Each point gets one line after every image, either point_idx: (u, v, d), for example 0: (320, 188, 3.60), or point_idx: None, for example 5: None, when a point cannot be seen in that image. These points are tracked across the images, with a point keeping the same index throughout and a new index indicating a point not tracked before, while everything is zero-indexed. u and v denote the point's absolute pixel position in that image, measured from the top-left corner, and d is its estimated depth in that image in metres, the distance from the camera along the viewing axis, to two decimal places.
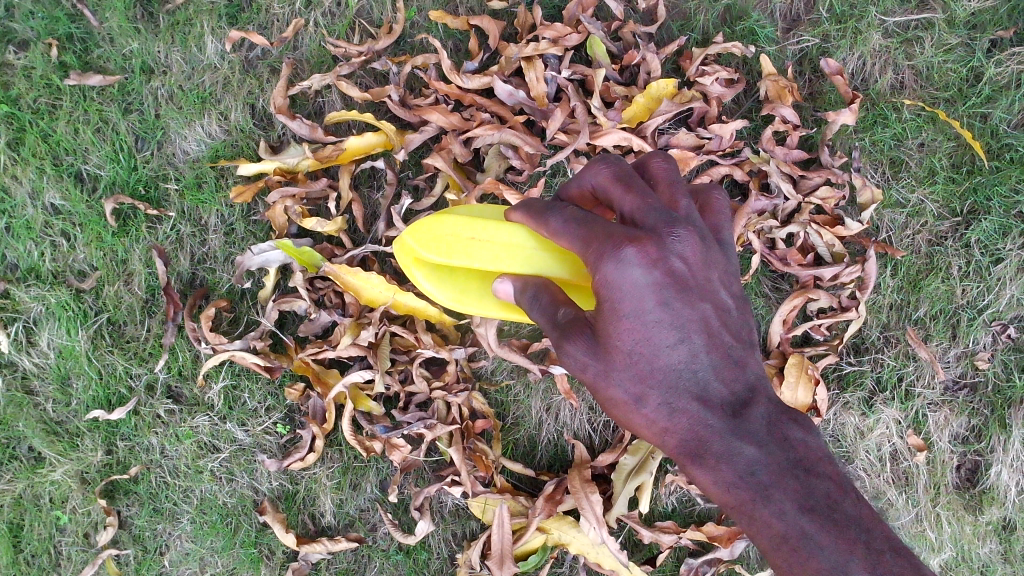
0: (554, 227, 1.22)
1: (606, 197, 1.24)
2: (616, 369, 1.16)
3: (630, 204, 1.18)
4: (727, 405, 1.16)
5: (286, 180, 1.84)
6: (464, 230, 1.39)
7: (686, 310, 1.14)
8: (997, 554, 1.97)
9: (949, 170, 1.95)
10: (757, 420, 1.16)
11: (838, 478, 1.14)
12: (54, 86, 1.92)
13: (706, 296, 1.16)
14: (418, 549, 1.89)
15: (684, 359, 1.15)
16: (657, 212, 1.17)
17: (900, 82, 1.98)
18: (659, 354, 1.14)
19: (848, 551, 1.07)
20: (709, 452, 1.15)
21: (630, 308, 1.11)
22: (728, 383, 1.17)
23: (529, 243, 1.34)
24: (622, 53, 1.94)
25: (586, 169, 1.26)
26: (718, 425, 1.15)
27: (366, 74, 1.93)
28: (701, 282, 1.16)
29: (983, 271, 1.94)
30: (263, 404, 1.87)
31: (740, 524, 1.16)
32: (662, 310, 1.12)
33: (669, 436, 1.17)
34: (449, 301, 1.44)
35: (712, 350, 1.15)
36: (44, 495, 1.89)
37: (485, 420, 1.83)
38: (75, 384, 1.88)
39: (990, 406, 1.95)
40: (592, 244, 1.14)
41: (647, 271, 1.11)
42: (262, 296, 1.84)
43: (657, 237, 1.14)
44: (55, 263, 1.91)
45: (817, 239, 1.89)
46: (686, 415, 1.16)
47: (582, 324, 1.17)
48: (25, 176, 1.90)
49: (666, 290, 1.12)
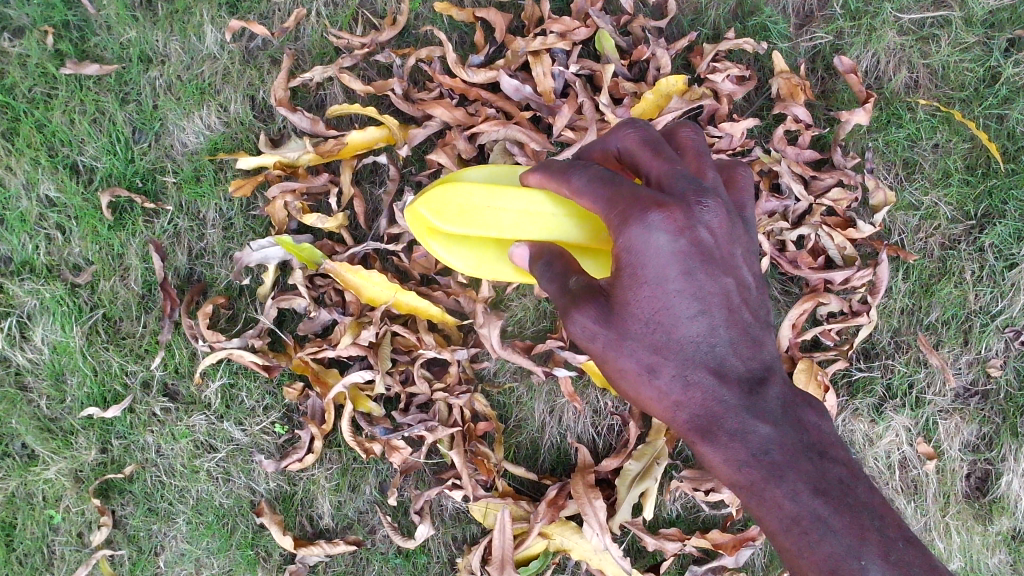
0: (575, 186, 1.20)
1: (631, 161, 1.23)
2: (629, 339, 1.14)
3: (657, 169, 1.17)
4: (743, 381, 1.15)
5: (286, 175, 1.80)
6: (479, 197, 1.36)
7: (708, 282, 1.13)
8: (1006, 565, 1.94)
9: (963, 172, 1.90)
10: (772, 400, 1.15)
11: (851, 465, 1.12)
12: (50, 75, 1.88)
13: (728, 270, 1.15)
14: (418, 552, 1.85)
15: (703, 332, 1.13)
16: (685, 180, 1.15)
17: (914, 81, 1.93)
18: (678, 325, 1.13)
19: (862, 538, 1.03)
20: (722, 428, 1.14)
21: (652, 276, 1.11)
22: (744, 360, 1.15)
23: (547, 208, 1.34)
24: (631, 48, 1.89)
25: (614, 132, 1.26)
26: (733, 401, 1.14)
27: (369, 66, 1.89)
28: (724, 256, 1.15)
29: (997, 277, 1.90)
30: (261, 403, 1.83)
31: (747, 505, 1.13)
32: (684, 280, 1.12)
33: (681, 410, 1.16)
34: (465, 268, 1.46)
35: (730, 325, 1.15)
36: (37, 494, 1.85)
37: (487, 422, 1.80)
38: (69, 380, 1.85)
39: (1002, 414, 1.92)
40: (615, 205, 1.13)
41: (673, 239, 1.10)
42: (260, 293, 1.80)
43: (686, 205, 1.13)
44: (50, 257, 1.86)
45: (829, 242, 1.85)
46: (700, 390, 1.15)
47: (594, 292, 1.16)
48: (20, 167, 1.86)
49: (690, 260, 1.12)
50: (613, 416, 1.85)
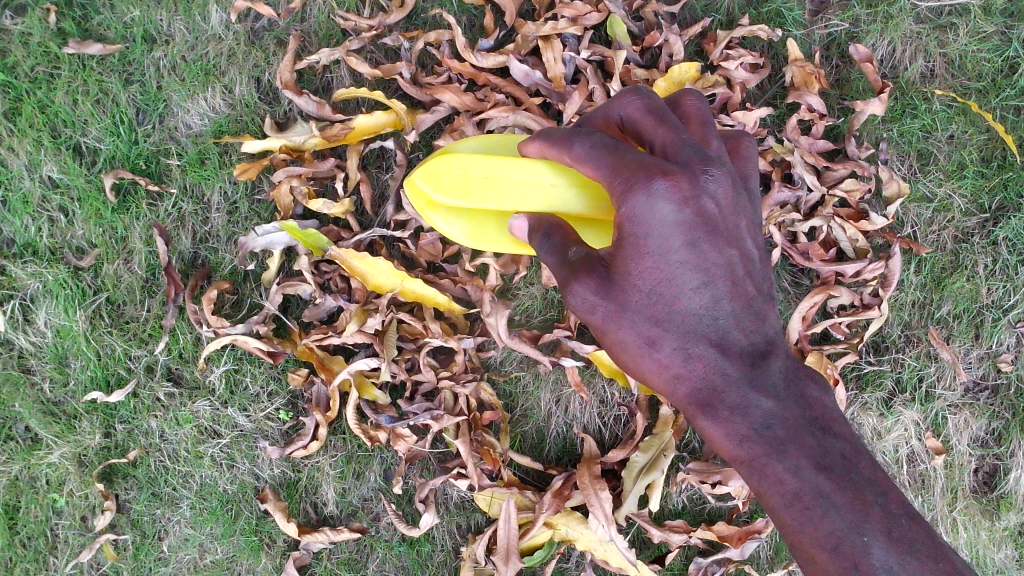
0: (577, 153, 1.17)
1: (635, 129, 1.21)
2: (629, 310, 1.14)
3: (661, 137, 1.15)
4: (746, 355, 1.15)
5: (292, 159, 1.77)
6: (477, 167, 1.34)
7: (712, 253, 1.12)
8: (1012, 560, 1.93)
9: (978, 165, 1.88)
10: (774, 373, 1.14)
11: (854, 441, 1.12)
12: (52, 54, 1.84)
13: (732, 241, 1.14)
14: (422, 541, 1.85)
15: (706, 304, 1.13)
16: (690, 148, 1.13)
17: (931, 70, 1.89)
18: (680, 296, 1.12)
19: (864, 514, 1.04)
20: (723, 402, 1.14)
21: (656, 246, 1.11)
22: (747, 333, 1.15)
23: (547, 178, 1.30)
24: (643, 33, 1.85)
25: (617, 99, 1.23)
26: (735, 374, 1.14)
27: (376, 49, 1.86)
28: (728, 226, 1.14)
29: (1010, 271, 1.88)
30: (266, 389, 1.82)
31: (747, 480, 1.15)
32: (688, 251, 1.11)
33: (681, 383, 1.17)
34: (464, 240, 1.43)
35: (734, 297, 1.14)
36: (40, 478, 1.85)
37: (493, 412, 1.78)
38: (72, 364, 1.83)
39: (1011, 409, 1.90)
40: (618, 174, 1.11)
41: (678, 209, 1.09)
42: (265, 279, 1.78)
43: (691, 174, 1.11)
44: (53, 239, 1.84)
45: (841, 233, 1.82)
46: (702, 363, 1.14)
47: (594, 262, 1.15)
48: (22, 149, 1.83)
49: (694, 231, 1.10)
50: (619, 407, 1.84)
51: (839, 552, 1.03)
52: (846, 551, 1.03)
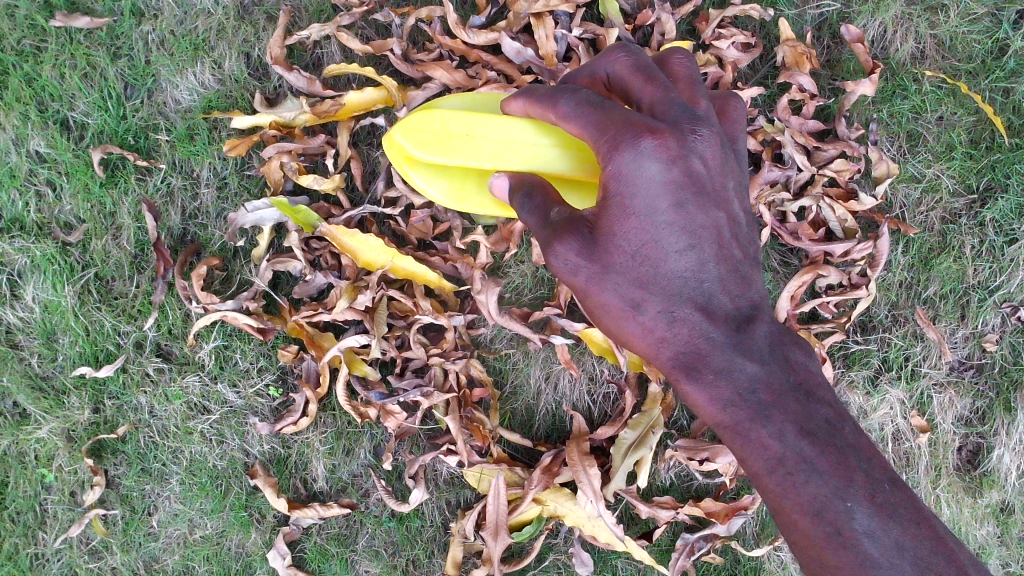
0: (562, 110, 1.17)
1: (621, 87, 1.22)
2: (613, 273, 1.15)
3: (649, 96, 1.17)
4: (732, 319, 1.16)
5: (282, 135, 1.77)
6: (457, 124, 1.34)
7: (698, 215, 1.13)
8: (993, 537, 1.95)
9: (967, 146, 1.89)
10: (760, 338, 1.17)
11: (837, 406, 1.14)
12: (39, 27, 1.82)
13: (719, 204, 1.15)
14: (412, 517, 1.86)
15: (691, 267, 1.14)
16: (678, 107, 1.14)
17: (921, 51, 1.90)
18: (665, 259, 1.14)
19: (847, 480, 1.06)
20: (707, 365, 1.16)
21: (642, 206, 1.11)
22: (733, 297, 1.17)
23: (529, 137, 1.31)
24: (635, 12, 1.84)
25: (604, 57, 1.25)
26: (719, 338, 1.16)
27: (367, 25, 1.85)
28: (716, 188, 1.15)
29: (996, 252, 1.89)
30: (255, 364, 1.82)
31: (730, 445, 1.16)
32: (674, 212, 1.12)
33: (665, 347, 1.18)
34: (443, 199, 1.44)
35: (720, 261, 1.15)
36: (29, 453, 1.84)
37: (483, 389, 1.79)
38: (61, 339, 1.83)
39: (995, 388, 1.93)
40: (604, 131, 1.11)
41: (665, 168, 1.10)
42: (255, 255, 1.78)
43: (679, 133, 1.12)
44: (41, 214, 1.83)
45: (829, 214, 1.83)
46: (686, 326, 1.16)
47: (577, 223, 1.15)
48: (8, 122, 1.81)
49: (682, 191, 1.11)
50: (608, 384, 1.85)
51: (822, 517, 1.05)
52: (829, 516, 1.05)
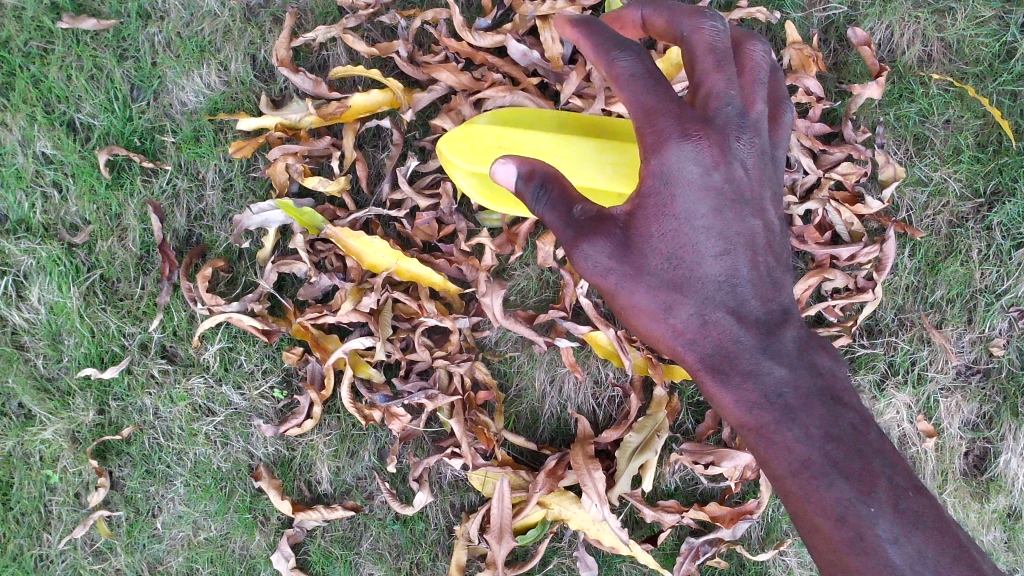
0: (618, 69, 1.14)
1: (689, 54, 1.16)
2: (646, 274, 1.16)
3: (709, 84, 1.14)
4: (762, 323, 1.16)
5: (287, 137, 1.77)
6: (498, 136, 1.51)
7: (735, 222, 1.14)
8: (1000, 542, 1.94)
9: (974, 150, 1.88)
10: (789, 343, 1.17)
11: (862, 412, 1.14)
12: (46, 29, 1.83)
13: (757, 212, 1.16)
14: (416, 520, 1.85)
15: (725, 271, 1.15)
16: (729, 108, 1.14)
17: (928, 54, 1.89)
18: (701, 262, 1.15)
19: (870, 486, 1.05)
20: (736, 368, 1.16)
21: (682, 209, 1.13)
22: (764, 302, 1.17)
23: (560, 148, 1.46)
24: None
25: (684, 14, 1.17)
26: (749, 342, 1.16)
27: (373, 27, 1.85)
28: (753, 195, 1.16)
29: (1004, 256, 1.88)
30: (260, 366, 1.82)
31: (753, 448, 1.16)
32: (712, 217, 1.13)
33: (693, 348, 1.18)
34: (480, 201, 1.58)
35: (753, 267, 1.16)
36: (34, 454, 1.84)
37: (488, 391, 1.78)
38: (66, 341, 1.83)
39: (1002, 393, 1.91)
40: (651, 120, 1.11)
41: (705, 173, 1.12)
42: (260, 257, 1.78)
43: (722, 137, 1.13)
44: (47, 216, 1.83)
45: (836, 217, 1.82)
46: (717, 329, 1.16)
47: (609, 223, 1.15)
48: (15, 124, 1.82)
49: (721, 198, 1.13)
50: (614, 387, 1.85)
51: (843, 522, 1.05)
52: (851, 521, 1.04)
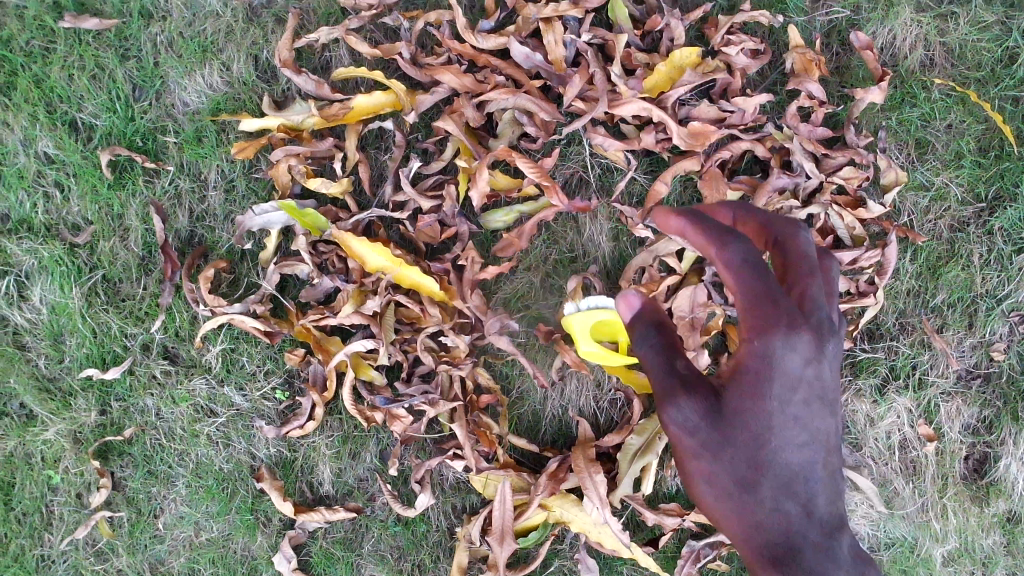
0: (729, 256, 1.02)
1: (784, 259, 1.08)
2: (729, 446, 1.04)
3: (803, 284, 1.06)
4: (826, 522, 1.02)
5: (290, 138, 1.77)
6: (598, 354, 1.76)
7: (821, 418, 1.04)
8: (1000, 546, 1.94)
9: (976, 155, 1.88)
10: (844, 548, 1.02)
11: None
12: (48, 28, 1.82)
13: (835, 414, 1.07)
14: (417, 521, 1.85)
15: (802, 461, 1.03)
16: (824, 310, 1.06)
17: (930, 59, 1.90)
18: (782, 450, 1.03)
19: None
20: (801, 563, 0.99)
21: (773, 392, 1.03)
22: (831, 503, 1.04)
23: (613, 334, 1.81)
24: (645, 17, 1.84)
25: (779, 221, 1.11)
26: (814, 538, 1.01)
27: (376, 28, 1.85)
28: (833, 398, 1.08)
29: (1004, 261, 1.89)
30: (262, 368, 1.82)
31: None
32: (801, 407, 1.04)
33: (756, 533, 1.03)
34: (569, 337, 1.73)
35: (826, 468, 1.05)
36: (36, 454, 1.84)
37: (490, 395, 1.79)
38: (67, 341, 1.83)
39: (1003, 398, 1.91)
40: (758, 309, 1.01)
41: (803, 364, 1.03)
42: (262, 258, 1.78)
43: (820, 336, 1.04)
44: (49, 216, 1.83)
45: (839, 222, 1.82)
46: (783, 518, 1.02)
47: (702, 383, 1.08)
48: (17, 123, 1.81)
49: (811, 393, 1.05)
50: (616, 391, 1.84)
51: None
52: None
